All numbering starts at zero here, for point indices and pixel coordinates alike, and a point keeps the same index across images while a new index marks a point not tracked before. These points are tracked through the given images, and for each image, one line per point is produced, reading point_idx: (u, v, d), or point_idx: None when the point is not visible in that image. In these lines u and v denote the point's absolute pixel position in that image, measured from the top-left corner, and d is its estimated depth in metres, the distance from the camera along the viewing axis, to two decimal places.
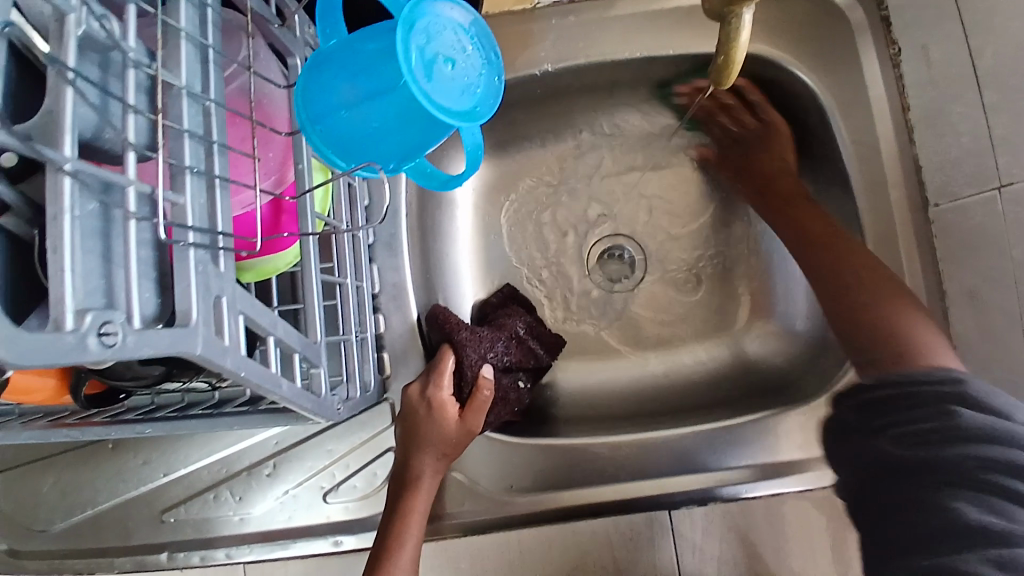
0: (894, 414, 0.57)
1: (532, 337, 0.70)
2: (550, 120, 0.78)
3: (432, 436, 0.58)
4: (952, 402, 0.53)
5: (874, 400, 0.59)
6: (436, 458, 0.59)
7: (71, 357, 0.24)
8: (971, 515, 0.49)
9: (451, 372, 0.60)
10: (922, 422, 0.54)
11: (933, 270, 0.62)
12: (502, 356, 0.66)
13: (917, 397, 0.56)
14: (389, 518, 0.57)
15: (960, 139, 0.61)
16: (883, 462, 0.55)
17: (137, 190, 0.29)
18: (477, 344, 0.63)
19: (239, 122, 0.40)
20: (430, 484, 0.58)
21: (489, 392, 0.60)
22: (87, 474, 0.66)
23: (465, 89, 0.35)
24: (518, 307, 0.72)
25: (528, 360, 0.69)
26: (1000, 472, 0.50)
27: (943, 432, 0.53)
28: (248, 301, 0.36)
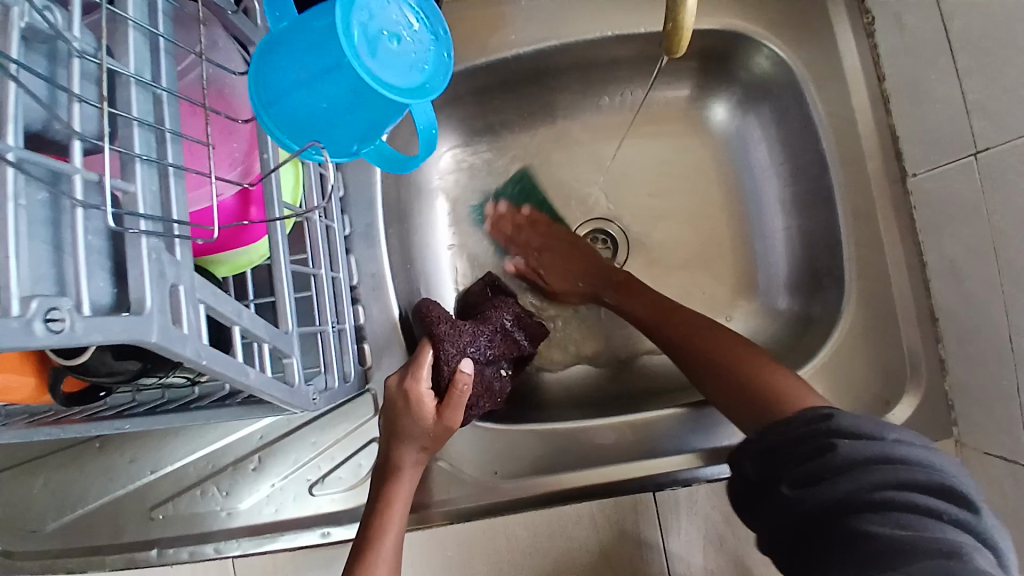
0: (778, 458, 0.53)
1: (518, 330, 0.68)
2: (526, 106, 0.78)
3: (412, 428, 0.58)
4: (827, 435, 0.51)
5: (761, 451, 0.54)
6: (416, 451, 0.58)
7: (15, 342, 0.25)
8: (883, 534, 0.45)
9: (429, 364, 0.59)
10: (806, 460, 0.51)
11: (912, 240, 0.64)
12: (485, 350, 0.64)
13: (794, 436, 0.53)
14: (372, 510, 0.57)
15: (935, 106, 0.60)
16: (783, 510, 0.51)
17: (83, 178, 0.29)
18: (457, 337, 0.62)
19: (197, 113, 0.41)
20: (411, 474, 0.58)
21: (468, 386, 0.58)
22: (75, 474, 0.66)
23: (413, 64, 0.35)
24: (506, 297, 0.70)
25: (512, 351, 0.67)
26: (895, 490, 0.47)
27: (826, 466, 0.49)
28: (209, 290, 0.36)
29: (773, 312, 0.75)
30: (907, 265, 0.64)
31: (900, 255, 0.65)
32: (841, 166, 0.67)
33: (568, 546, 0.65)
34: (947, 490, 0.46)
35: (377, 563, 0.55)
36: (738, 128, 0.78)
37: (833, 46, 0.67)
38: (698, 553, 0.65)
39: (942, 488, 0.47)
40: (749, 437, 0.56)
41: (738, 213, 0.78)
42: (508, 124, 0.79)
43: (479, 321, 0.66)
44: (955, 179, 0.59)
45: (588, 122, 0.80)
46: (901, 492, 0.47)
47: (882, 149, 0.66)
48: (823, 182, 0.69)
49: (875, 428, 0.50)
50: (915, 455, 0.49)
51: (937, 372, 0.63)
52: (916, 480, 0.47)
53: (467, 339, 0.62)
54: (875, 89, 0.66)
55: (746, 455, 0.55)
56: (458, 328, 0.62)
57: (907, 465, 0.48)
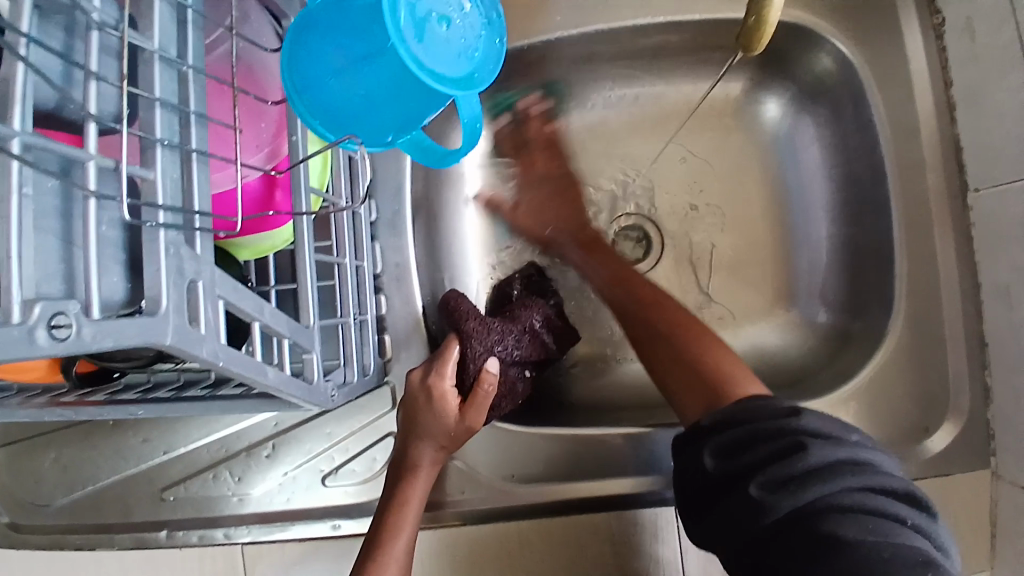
0: (739, 455, 0.49)
1: (546, 330, 0.66)
2: (564, 94, 0.75)
3: (432, 427, 0.56)
4: (794, 433, 0.48)
5: (724, 445, 0.50)
6: (435, 452, 0.56)
7: (15, 352, 0.22)
8: (854, 540, 0.42)
9: (454, 361, 0.57)
10: (771, 457, 0.47)
11: (969, 260, 0.60)
12: (512, 350, 0.61)
13: (760, 432, 0.49)
14: (387, 508, 0.55)
15: (1003, 118, 0.56)
16: (741, 509, 0.47)
17: (98, 165, 0.26)
18: (485, 335, 0.59)
19: (224, 92, 0.38)
20: (428, 473, 0.57)
21: (492, 386, 0.56)
22: (88, 450, 0.65)
23: (463, 52, 0.32)
24: (536, 295, 0.67)
25: (540, 355, 0.65)
26: (865, 493, 0.44)
27: (796, 465, 0.46)
28: (228, 285, 0.34)
29: (809, 324, 0.72)
30: (960, 284, 0.61)
31: (952, 274, 0.61)
32: (898, 175, 0.63)
33: (579, 556, 0.62)
34: (908, 495, 0.45)
35: (388, 565, 0.53)
36: (790, 128, 0.74)
37: (899, 46, 0.62)
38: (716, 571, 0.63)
39: (903, 495, 0.45)
40: (708, 428, 0.52)
41: (781, 217, 0.75)
42: (544, 112, 0.76)
43: (508, 319, 0.64)
44: (1018, 198, 0.55)
45: (628, 112, 0.77)
46: (868, 496, 0.44)
47: (944, 158, 0.61)
48: (876, 192, 0.65)
49: (839, 430, 0.48)
50: (875, 458, 0.47)
51: (980, 400, 0.60)
52: (882, 485, 0.45)
53: (495, 338, 0.60)
54: (941, 92, 0.61)
55: (703, 448, 0.51)
56: (487, 325, 0.60)
57: (873, 469, 0.46)
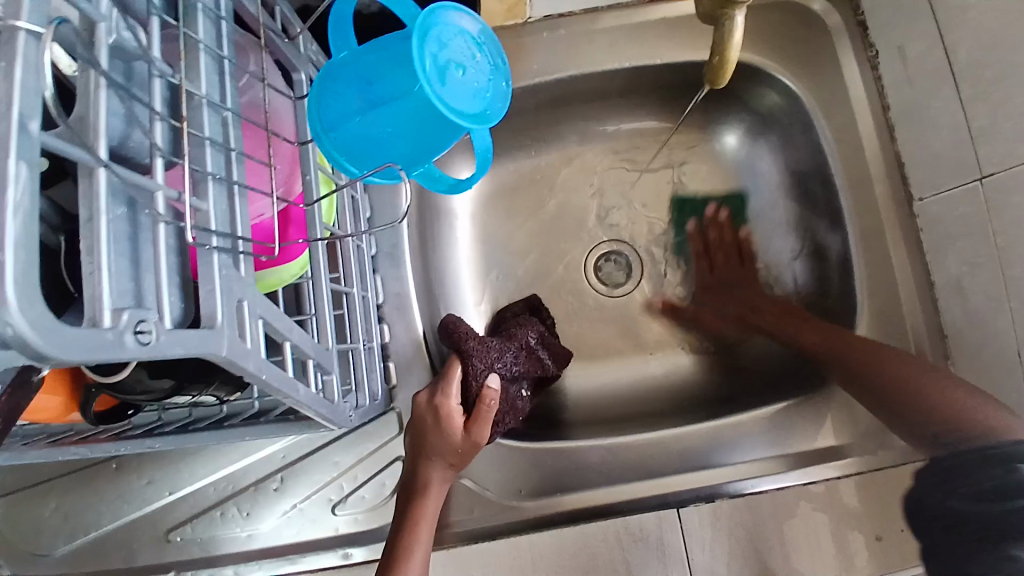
0: (964, 469, 0.58)
1: (541, 349, 0.69)
2: (543, 131, 0.80)
3: (439, 444, 0.58)
4: (1009, 458, 0.55)
5: (944, 463, 0.60)
6: (444, 467, 0.58)
7: (111, 353, 0.25)
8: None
9: (457, 380, 0.60)
10: (982, 479, 0.56)
11: (922, 262, 0.66)
12: (511, 367, 0.64)
13: (972, 455, 0.57)
14: (401, 525, 0.57)
15: (937, 133, 0.63)
16: (957, 512, 0.57)
17: (164, 195, 0.30)
18: (485, 352, 0.62)
19: (255, 130, 0.41)
20: (438, 491, 0.58)
21: (495, 401, 0.57)
22: (90, 496, 0.65)
23: (476, 92, 0.36)
24: (527, 316, 0.71)
25: (535, 369, 0.68)
26: None
27: (1006, 489, 0.55)
28: (267, 307, 0.36)
29: None
30: (916, 284, 0.66)
31: (907, 277, 0.67)
32: (850, 191, 0.70)
33: (592, 566, 0.62)
34: None
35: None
36: (748, 154, 0.81)
37: (840, 77, 0.69)
38: None
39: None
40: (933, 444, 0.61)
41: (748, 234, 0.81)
42: (525, 148, 0.80)
43: (505, 337, 0.67)
44: (959, 202, 0.61)
45: (601, 146, 0.82)
46: None
47: (889, 173, 0.68)
48: (833, 208, 0.72)
49: None
50: None
51: None
52: None
53: (495, 355, 0.63)
54: (880, 114, 0.68)
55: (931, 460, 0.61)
56: (486, 344, 0.63)
57: None
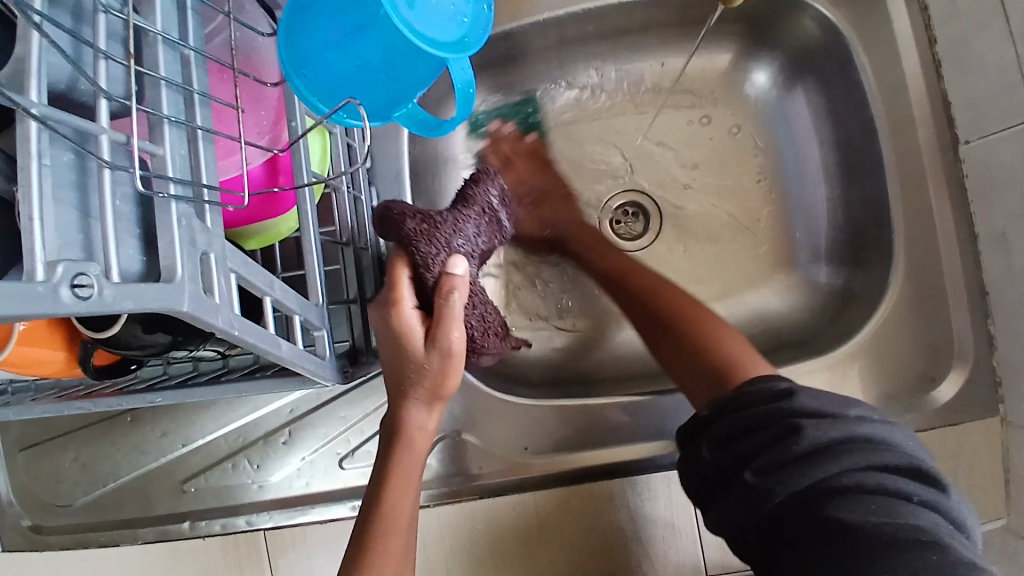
0: (742, 442, 0.49)
1: (501, 209, 0.59)
2: (555, 75, 0.75)
3: (408, 371, 0.48)
4: (791, 416, 0.48)
5: (723, 440, 0.51)
6: (423, 402, 0.49)
7: (44, 308, 0.23)
8: (854, 519, 0.42)
9: (409, 280, 0.48)
10: (767, 446, 0.48)
11: (965, 213, 0.61)
12: (472, 240, 0.54)
13: (752, 421, 0.50)
14: (377, 478, 0.51)
15: (985, 70, 0.58)
16: (750, 497, 0.47)
17: (110, 139, 0.28)
18: (433, 227, 0.51)
19: (226, 78, 0.39)
20: (420, 434, 0.50)
21: (461, 291, 0.47)
22: (108, 448, 0.67)
23: (453, 17, 0.33)
24: (483, 169, 0.59)
25: (496, 235, 0.58)
26: (875, 470, 0.44)
27: (789, 450, 0.46)
28: (239, 260, 0.35)
29: (811, 286, 0.73)
30: (957, 236, 0.62)
31: (949, 225, 0.62)
32: (890, 136, 0.64)
33: (597, 524, 0.63)
34: (913, 469, 0.44)
35: (388, 536, 0.49)
36: (779, 98, 0.75)
37: (882, 7, 0.63)
38: (732, 542, 0.63)
39: (912, 469, 0.44)
40: (708, 420, 0.53)
41: (776, 184, 0.75)
42: (537, 93, 0.76)
43: (461, 204, 0.55)
44: (1010, 144, 0.56)
45: (617, 89, 0.77)
46: (875, 475, 0.44)
47: (932, 113, 0.62)
48: (869, 154, 0.67)
49: (839, 407, 0.48)
50: (882, 433, 0.46)
51: (984, 347, 0.60)
52: (888, 462, 0.44)
53: (449, 233, 0.51)
54: (925, 53, 0.62)
55: (704, 441, 0.52)
56: (434, 220, 0.51)
57: (870, 442, 0.45)
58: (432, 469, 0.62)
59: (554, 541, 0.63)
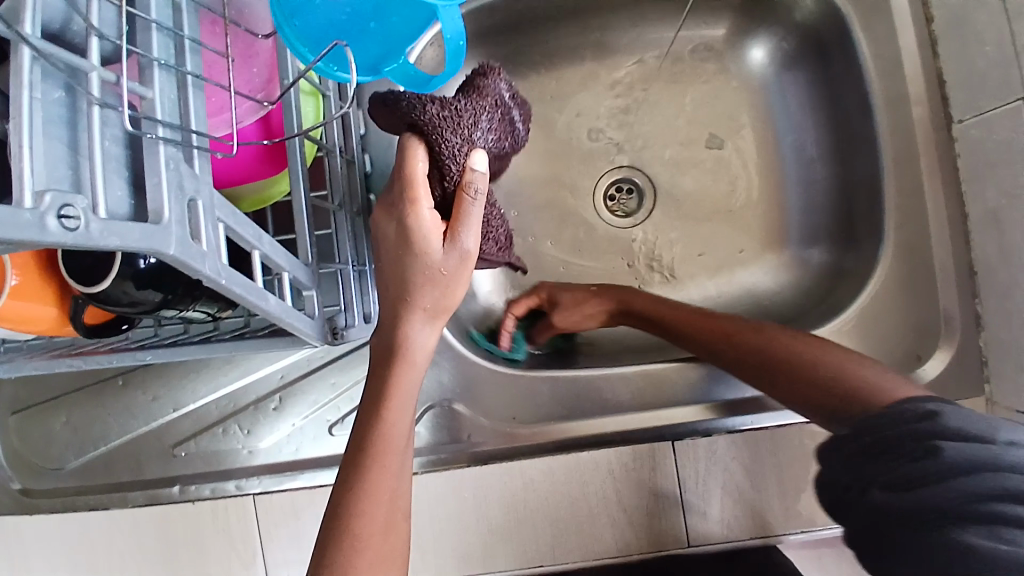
0: (863, 458, 0.46)
1: (512, 104, 0.52)
2: (555, 47, 0.75)
3: (417, 279, 0.45)
4: (931, 436, 0.43)
5: (850, 448, 0.47)
6: (425, 317, 0.47)
7: (31, 235, 0.24)
8: (982, 550, 0.38)
9: (422, 177, 0.44)
10: (901, 463, 0.44)
11: (956, 192, 0.62)
12: (487, 136, 0.48)
13: (887, 438, 0.45)
14: (372, 400, 0.47)
15: (979, 49, 0.58)
16: (868, 516, 0.45)
17: (100, 77, 0.28)
18: (452, 110, 0.45)
19: (218, 32, 0.38)
20: (422, 352, 0.48)
21: (484, 194, 0.46)
22: (99, 411, 0.67)
23: None
24: (488, 59, 0.51)
25: (506, 138, 0.52)
26: (1009, 503, 0.39)
27: (928, 473, 0.42)
28: (227, 210, 0.35)
29: (801, 264, 0.73)
30: (948, 215, 0.62)
31: (939, 204, 0.63)
32: (884, 112, 0.65)
33: (583, 494, 0.64)
34: None
35: (386, 455, 0.46)
36: (775, 75, 0.75)
37: None
38: (714, 516, 0.63)
39: None
40: (837, 435, 0.48)
41: (770, 161, 0.76)
42: (535, 65, 0.76)
43: (472, 93, 0.48)
44: (1000, 123, 0.57)
45: (615, 63, 0.77)
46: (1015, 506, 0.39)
47: (927, 91, 0.63)
48: (863, 131, 0.67)
49: (987, 430, 0.43)
50: None
51: (971, 328, 0.61)
52: None
53: (468, 123, 0.46)
54: (921, 30, 0.63)
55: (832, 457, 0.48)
56: (454, 107, 0.45)
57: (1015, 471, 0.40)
58: (422, 436, 0.63)
59: (539, 509, 0.64)
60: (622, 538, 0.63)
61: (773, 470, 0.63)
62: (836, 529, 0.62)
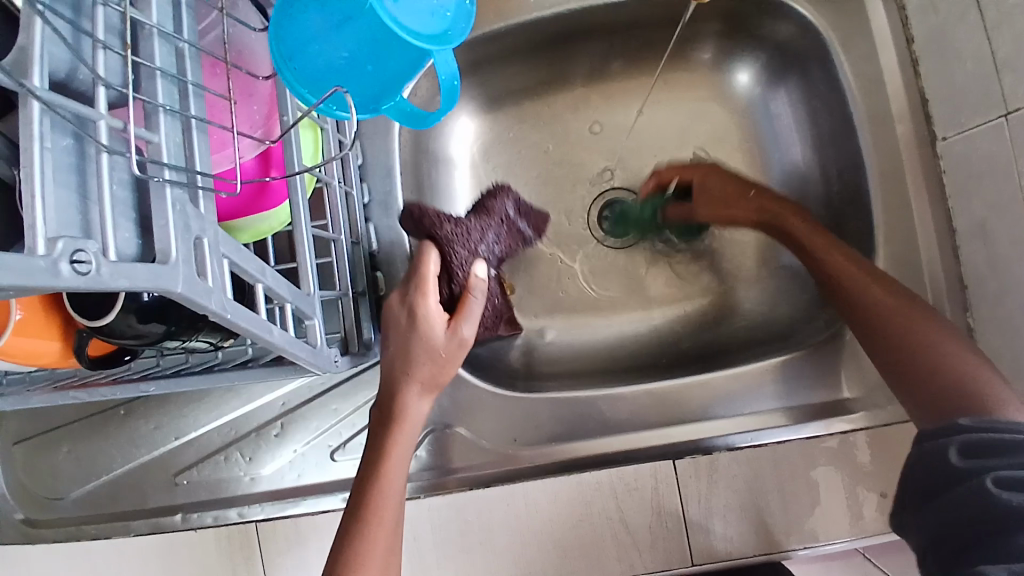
0: (984, 456, 0.46)
1: (519, 219, 0.65)
2: (547, 73, 0.77)
3: (418, 353, 0.52)
4: None
5: (972, 441, 0.47)
6: (419, 385, 0.52)
7: (44, 281, 0.25)
8: None
9: (434, 277, 0.53)
10: (1022, 468, 0.45)
11: (943, 205, 0.63)
12: (490, 247, 0.60)
13: (1015, 445, 0.46)
14: (370, 461, 0.51)
15: (960, 66, 0.59)
16: (959, 502, 0.46)
17: (108, 125, 0.29)
18: (466, 237, 0.58)
19: (218, 72, 0.40)
20: (416, 417, 0.52)
21: (481, 293, 0.54)
22: (102, 442, 0.67)
23: (434, 11, 0.35)
24: (501, 182, 0.65)
25: (511, 245, 0.65)
26: None
27: None
28: (232, 246, 0.36)
29: None
30: (936, 230, 0.64)
31: (926, 219, 0.64)
32: (869, 130, 0.66)
33: (586, 515, 0.64)
34: None
35: (383, 507, 0.49)
36: (761, 95, 0.77)
37: (861, 7, 0.66)
38: (717, 534, 0.63)
39: None
40: (960, 425, 0.48)
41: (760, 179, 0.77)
42: (527, 91, 0.78)
43: (483, 212, 0.61)
44: (983, 139, 0.58)
45: (605, 87, 0.79)
46: None
47: (910, 109, 0.65)
48: (849, 149, 0.68)
49: None
50: None
51: None
52: None
53: (474, 238, 0.58)
54: (903, 48, 0.65)
55: (951, 444, 0.48)
56: (465, 226, 0.58)
57: None
58: (421, 460, 0.64)
59: (544, 532, 0.64)
60: (627, 557, 0.64)
61: (774, 486, 0.63)
62: (838, 543, 0.62)
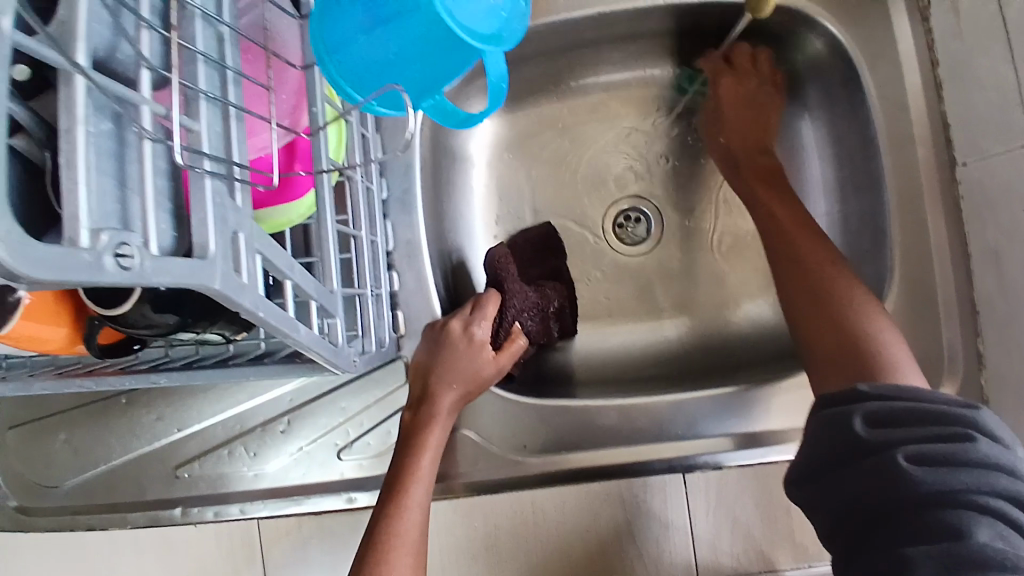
0: (894, 427, 0.47)
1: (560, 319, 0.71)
2: (568, 77, 0.76)
3: (464, 369, 0.59)
4: (959, 425, 0.45)
5: (875, 410, 0.48)
6: (458, 393, 0.59)
7: (88, 274, 0.24)
8: (983, 541, 0.40)
9: (490, 317, 0.62)
10: (933, 443, 0.45)
11: (958, 230, 0.63)
12: (527, 320, 0.66)
13: (926, 414, 0.46)
14: (403, 453, 0.56)
15: (983, 94, 0.59)
16: (872, 477, 0.46)
17: (152, 110, 0.28)
18: (520, 299, 0.66)
19: (253, 57, 0.39)
20: (448, 419, 0.58)
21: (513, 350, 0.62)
22: (100, 431, 0.66)
23: (490, 10, 0.34)
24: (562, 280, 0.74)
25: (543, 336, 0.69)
26: (1008, 502, 0.42)
27: (953, 454, 0.44)
28: (266, 242, 0.35)
29: None
30: (951, 254, 0.63)
31: (943, 242, 0.63)
32: (889, 151, 0.66)
33: (592, 525, 0.64)
34: None
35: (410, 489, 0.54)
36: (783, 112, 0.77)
37: (887, 28, 0.65)
38: (721, 549, 0.63)
39: None
40: (862, 394, 0.49)
41: None
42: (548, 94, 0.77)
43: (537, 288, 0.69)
44: (1003, 167, 0.58)
45: (626, 94, 0.79)
46: (1010, 508, 0.42)
47: (931, 132, 0.64)
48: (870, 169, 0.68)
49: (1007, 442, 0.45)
50: None
51: (975, 365, 0.62)
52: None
53: (524, 302, 0.66)
54: (927, 71, 0.64)
55: (856, 411, 0.48)
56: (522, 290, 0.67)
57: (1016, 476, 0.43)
58: None
59: (548, 540, 0.63)
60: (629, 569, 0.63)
61: (780, 505, 0.63)
62: None
